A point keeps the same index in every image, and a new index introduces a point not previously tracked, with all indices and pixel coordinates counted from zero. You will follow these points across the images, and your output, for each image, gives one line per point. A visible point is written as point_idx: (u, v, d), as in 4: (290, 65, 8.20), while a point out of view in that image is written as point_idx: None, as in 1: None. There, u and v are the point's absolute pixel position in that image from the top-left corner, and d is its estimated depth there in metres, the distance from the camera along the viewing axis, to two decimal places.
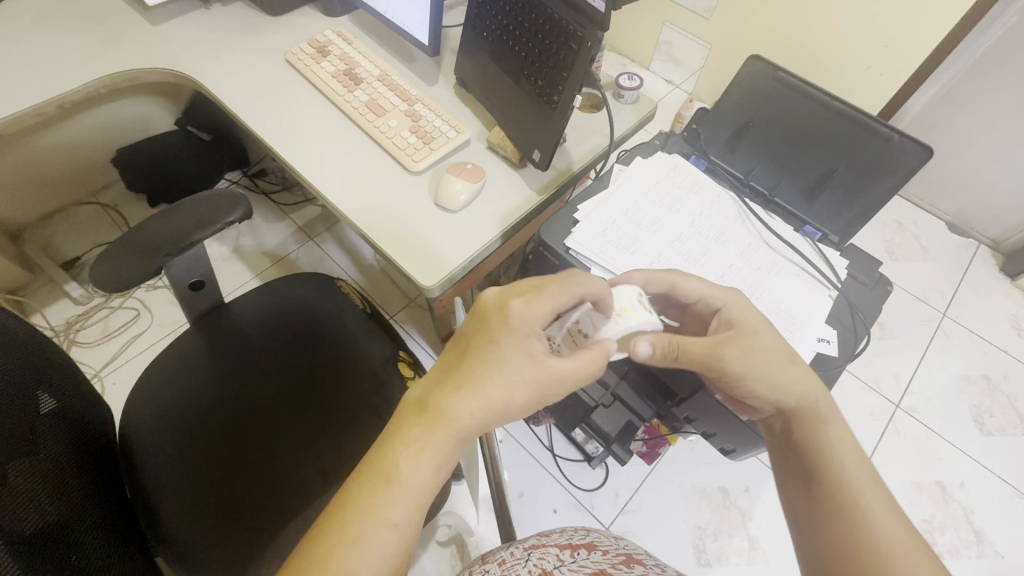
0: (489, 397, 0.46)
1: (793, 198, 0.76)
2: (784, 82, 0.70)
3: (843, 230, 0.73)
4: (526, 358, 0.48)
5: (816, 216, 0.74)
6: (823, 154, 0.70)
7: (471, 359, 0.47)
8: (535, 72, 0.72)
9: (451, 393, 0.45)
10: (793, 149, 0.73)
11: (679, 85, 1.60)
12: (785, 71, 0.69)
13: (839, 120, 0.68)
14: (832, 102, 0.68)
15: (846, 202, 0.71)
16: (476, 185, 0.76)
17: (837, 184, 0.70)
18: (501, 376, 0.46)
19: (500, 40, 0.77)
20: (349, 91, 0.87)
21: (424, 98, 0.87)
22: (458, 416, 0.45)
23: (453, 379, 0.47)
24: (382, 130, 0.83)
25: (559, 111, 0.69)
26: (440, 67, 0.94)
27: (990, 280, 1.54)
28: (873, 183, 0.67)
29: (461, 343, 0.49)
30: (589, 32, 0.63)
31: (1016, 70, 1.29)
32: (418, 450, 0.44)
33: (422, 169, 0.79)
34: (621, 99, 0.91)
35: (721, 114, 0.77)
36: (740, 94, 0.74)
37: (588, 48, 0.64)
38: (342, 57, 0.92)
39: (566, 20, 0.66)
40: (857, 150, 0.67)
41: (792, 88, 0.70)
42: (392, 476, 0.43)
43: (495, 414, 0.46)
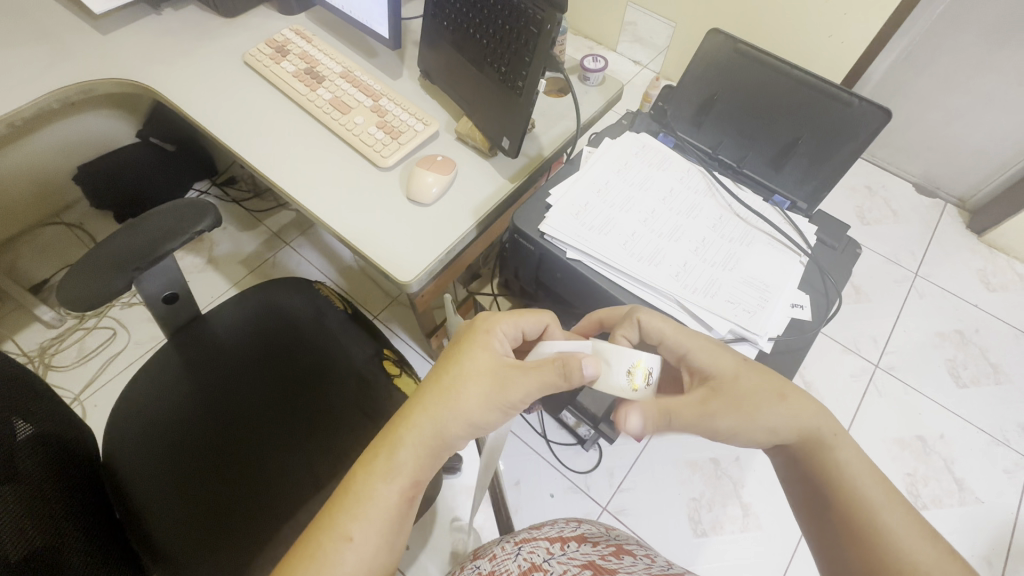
0: (446, 408, 0.47)
1: (761, 168, 0.76)
2: (744, 53, 0.71)
3: (811, 197, 0.73)
4: (487, 370, 0.48)
5: (784, 184, 0.75)
6: (787, 123, 0.70)
7: (436, 367, 0.50)
8: (497, 58, 0.71)
9: (413, 401, 0.48)
10: (758, 120, 0.73)
11: (646, 65, 1.64)
12: (744, 43, 0.70)
13: (801, 88, 0.68)
14: (793, 71, 0.68)
15: (812, 168, 0.71)
16: (447, 177, 0.76)
17: (802, 151, 0.71)
18: (458, 387, 0.47)
19: (461, 28, 0.76)
20: (312, 90, 0.86)
21: (389, 92, 0.86)
22: (414, 425, 0.47)
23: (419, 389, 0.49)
24: (348, 128, 0.82)
25: (525, 97, 0.68)
26: (404, 61, 0.93)
27: (958, 238, 1.59)
28: (836, 150, 0.68)
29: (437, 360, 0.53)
30: (548, 14, 0.62)
31: (971, 30, 1.33)
32: (372, 459, 0.46)
33: (392, 164, 0.78)
34: (587, 82, 0.91)
35: (685, 89, 0.77)
36: (703, 69, 0.74)
37: (550, 32, 0.62)
38: (302, 56, 0.90)
39: (524, 4, 0.65)
40: (818, 117, 0.68)
41: (752, 61, 0.71)
42: (346, 488, 0.45)
43: (456, 428, 0.47)
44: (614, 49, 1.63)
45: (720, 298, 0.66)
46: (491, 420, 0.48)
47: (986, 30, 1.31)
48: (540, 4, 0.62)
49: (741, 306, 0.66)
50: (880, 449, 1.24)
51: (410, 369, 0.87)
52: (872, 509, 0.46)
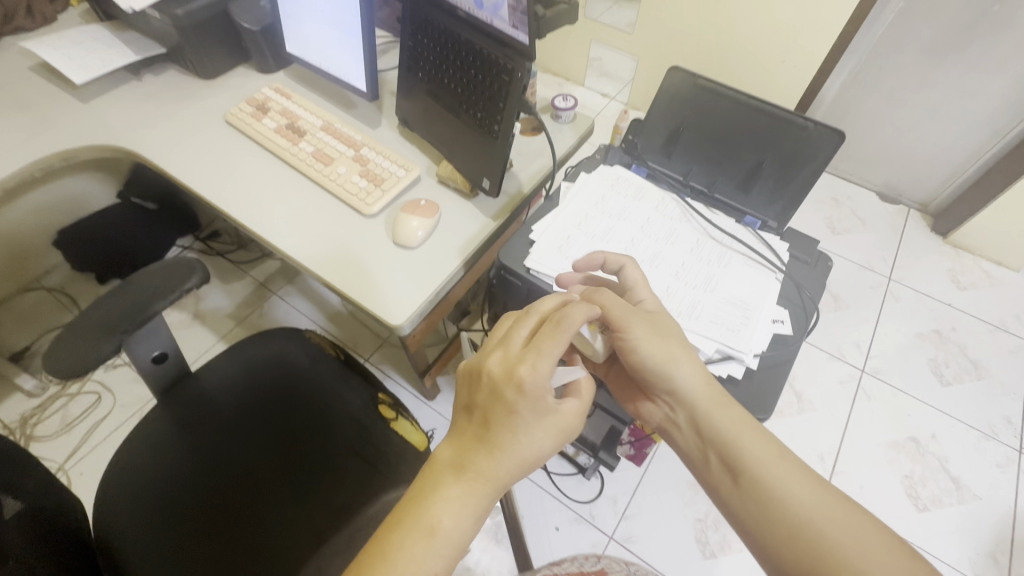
0: (498, 438, 0.49)
1: (730, 192, 0.79)
2: (704, 87, 0.75)
3: (780, 216, 0.76)
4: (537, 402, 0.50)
5: (754, 206, 0.78)
6: (750, 148, 0.74)
7: (496, 428, 0.49)
8: (472, 105, 0.74)
9: (488, 458, 0.48)
10: (723, 148, 0.77)
11: (614, 97, 1.89)
12: (703, 78, 0.75)
13: (760, 116, 0.72)
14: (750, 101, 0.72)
15: (777, 189, 0.75)
16: (431, 221, 0.78)
17: (767, 174, 0.74)
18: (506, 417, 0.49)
19: (435, 79, 0.79)
20: (294, 144, 0.88)
21: (370, 141, 0.89)
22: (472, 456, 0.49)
23: (487, 446, 0.49)
24: (332, 178, 0.84)
25: (502, 141, 0.71)
26: (382, 110, 0.96)
27: (924, 241, 1.66)
28: (798, 170, 0.72)
29: (482, 412, 0.50)
30: (518, 63, 0.65)
31: (910, 50, 1.43)
32: (459, 508, 0.47)
33: (376, 211, 0.80)
34: (559, 119, 0.95)
35: (652, 122, 0.81)
36: (667, 103, 0.78)
37: (521, 80, 0.66)
38: (283, 112, 0.93)
39: (493, 54, 0.68)
40: (779, 142, 0.72)
41: (711, 93, 0.75)
42: (433, 530, 0.46)
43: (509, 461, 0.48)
44: (582, 84, 1.91)
45: (703, 320, 0.68)
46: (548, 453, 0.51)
47: (924, 49, 1.41)
48: (509, 55, 0.66)
49: (724, 326, 0.68)
50: (875, 453, 1.25)
51: (406, 413, 0.86)
52: (762, 473, 0.53)
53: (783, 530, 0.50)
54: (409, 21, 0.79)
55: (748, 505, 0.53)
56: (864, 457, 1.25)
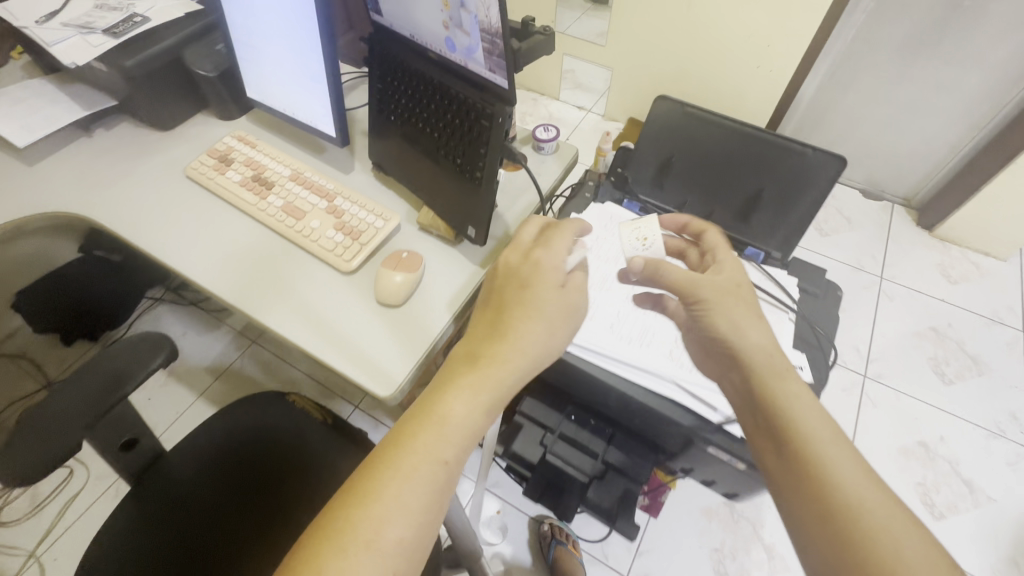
0: (509, 327, 0.50)
1: (728, 223, 0.75)
2: (694, 115, 0.72)
3: (783, 243, 0.72)
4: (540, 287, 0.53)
5: (754, 235, 0.74)
6: (748, 175, 0.71)
7: (511, 309, 0.51)
8: (451, 150, 0.69)
9: (499, 340, 0.49)
10: (719, 177, 0.73)
11: (591, 109, 1.87)
12: (692, 106, 0.72)
13: (755, 142, 0.70)
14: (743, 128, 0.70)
15: (778, 217, 0.72)
16: (415, 274, 0.73)
17: (767, 203, 0.71)
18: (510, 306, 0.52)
19: (408, 123, 0.74)
20: (261, 198, 0.82)
21: (343, 190, 0.83)
22: (478, 344, 0.50)
23: (499, 330, 0.50)
24: (305, 234, 0.78)
25: (486, 187, 0.66)
26: (354, 153, 0.91)
27: (911, 235, 1.65)
28: (798, 196, 0.70)
29: (497, 299, 0.52)
30: (497, 108, 0.60)
31: (884, 49, 1.43)
32: (472, 393, 0.46)
33: (356, 267, 0.75)
34: (541, 151, 0.90)
35: (642, 153, 0.77)
36: (656, 132, 0.75)
37: (502, 126, 0.61)
38: (248, 162, 0.87)
39: (471, 99, 0.63)
40: (776, 168, 0.70)
41: (703, 120, 0.72)
42: (443, 413, 0.45)
43: (521, 345, 0.49)
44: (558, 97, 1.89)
45: None
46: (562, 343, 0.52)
47: (898, 47, 1.41)
48: (487, 99, 0.61)
49: None
50: (886, 462, 1.23)
51: None
52: (816, 446, 0.45)
53: (819, 507, 0.43)
54: (376, 63, 0.74)
55: (789, 475, 0.46)
56: (875, 467, 1.22)
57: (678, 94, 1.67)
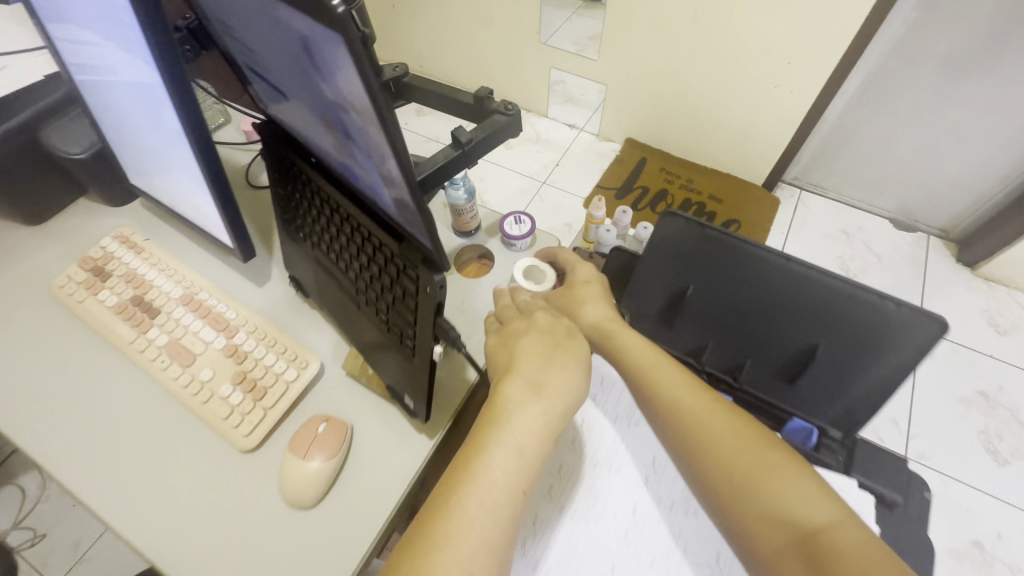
0: (541, 372, 0.45)
1: (766, 386, 0.56)
2: (716, 240, 0.52)
3: (839, 421, 0.53)
4: (561, 332, 0.49)
5: (802, 403, 0.54)
6: (795, 328, 0.51)
7: (563, 351, 0.47)
8: (372, 299, 0.48)
9: (554, 372, 0.45)
10: (753, 322, 0.53)
11: (583, 128, 1.63)
12: (713, 228, 0.51)
13: (807, 285, 0.49)
14: (790, 265, 0.49)
15: (838, 387, 0.51)
16: (335, 459, 0.53)
17: (821, 365, 0.51)
18: (534, 354, 0.46)
19: (318, 247, 0.54)
20: (140, 332, 0.62)
21: (249, 318, 0.63)
22: (512, 390, 0.44)
23: (549, 361, 0.46)
24: (191, 390, 0.58)
25: (420, 360, 0.46)
26: (273, 255, 0.70)
27: (950, 275, 1.44)
28: (871, 363, 0.49)
29: (544, 337, 0.48)
30: (420, 270, 0.39)
31: (928, 65, 1.21)
32: (534, 421, 0.42)
33: (257, 442, 0.55)
34: (513, 249, 0.70)
35: (649, 285, 0.57)
36: (664, 261, 0.55)
37: (432, 298, 0.39)
38: (128, 277, 0.66)
39: (386, 244, 0.42)
40: (838, 323, 0.49)
41: (733, 246, 0.51)
42: (513, 443, 0.41)
43: (559, 390, 0.44)
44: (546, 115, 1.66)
45: None
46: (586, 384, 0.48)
47: (943, 64, 1.19)
48: (406, 254, 0.40)
49: None
50: None
51: None
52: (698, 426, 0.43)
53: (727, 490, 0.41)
54: (271, 166, 0.54)
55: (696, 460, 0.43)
56: None
57: (683, 115, 1.45)
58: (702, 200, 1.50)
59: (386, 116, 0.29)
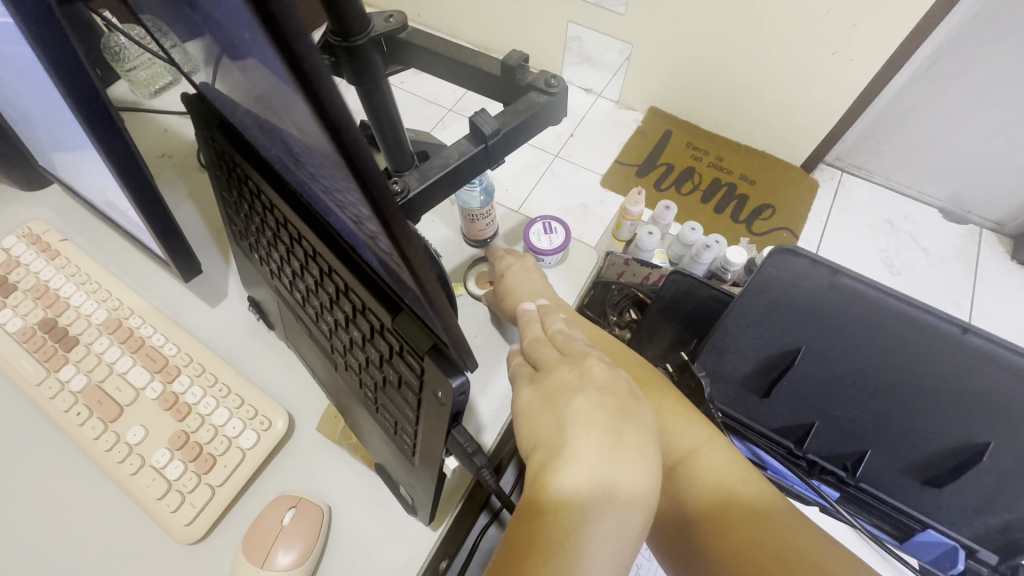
0: (609, 468, 0.28)
1: (893, 484, 0.47)
2: (847, 291, 0.39)
3: (982, 535, 0.45)
4: (624, 387, 0.32)
5: (934, 507, 0.46)
6: (946, 414, 0.40)
7: (631, 424, 0.30)
8: (352, 367, 0.34)
9: (625, 466, 0.29)
10: (884, 397, 0.42)
11: (601, 93, 1.38)
12: (850, 275, 0.38)
13: (976, 364, 0.37)
14: (965, 336, 0.36)
15: (988, 498, 0.42)
16: (304, 564, 0.39)
17: (976, 466, 0.41)
18: (594, 433, 0.29)
19: (278, 278, 0.39)
20: (50, 371, 0.47)
21: (194, 355, 0.48)
22: (567, 499, 0.27)
23: (612, 435, 0.29)
24: (116, 459, 0.44)
25: (422, 464, 0.32)
26: (229, 265, 0.55)
27: (1004, 275, 1.26)
28: None
29: (604, 398, 0.31)
30: (423, 363, 0.24)
31: (1017, 35, 1.01)
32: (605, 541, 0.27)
33: (203, 532, 0.41)
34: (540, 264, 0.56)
35: (741, 338, 0.47)
36: (765, 309, 0.43)
37: (441, 404, 0.25)
38: (35, 293, 0.51)
39: (368, 309, 0.27)
40: (1014, 418, 0.37)
41: (862, 303, 0.39)
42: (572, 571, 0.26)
43: (636, 494, 0.28)
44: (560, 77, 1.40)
45: None
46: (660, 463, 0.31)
47: None
48: (399, 333, 0.25)
49: None
50: None
51: None
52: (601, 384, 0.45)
53: None
54: (212, 161, 0.38)
55: None
56: None
57: (717, 84, 1.24)
58: (734, 181, 1.30)
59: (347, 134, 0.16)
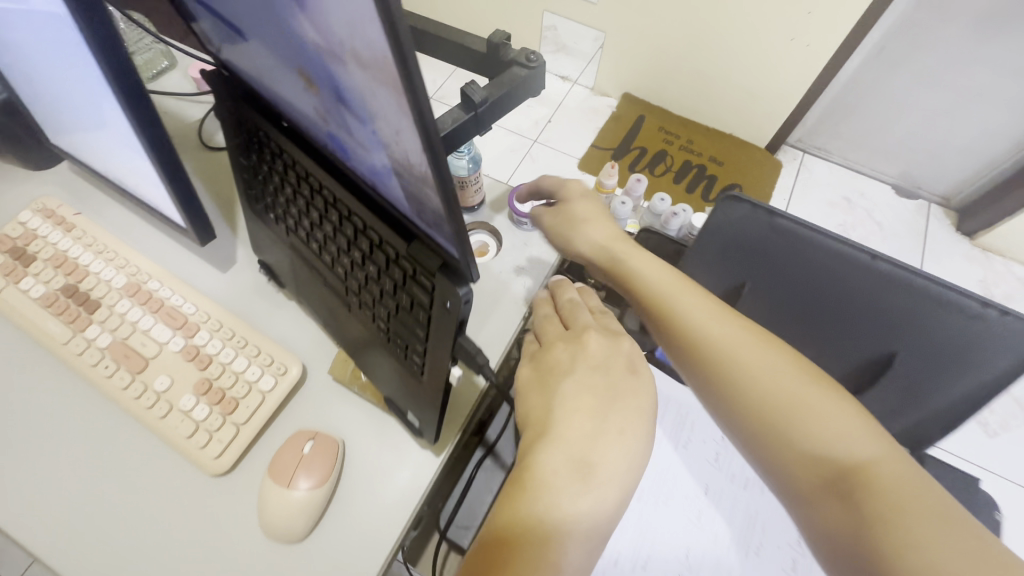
0: (592, 446, 0.35)
1: None
2: (784, 230, 0.46)
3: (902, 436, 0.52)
4: (616, 370, 0.38)
5: None
6: (866, 330, 0.46)
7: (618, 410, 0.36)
8: (367, 303, 0.39)
9: (607, 443, 0.35)
10: (821, 322, 0.49)
11: (577, 81, 1.44)
12: (785, 217, 0.46)
13: (888, 286, 0.44)
14: (875, 263, 0.44)
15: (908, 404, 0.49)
16: (324, 486, 0.45)
17: (895, 376, 0.47)
18: (582, 416, 0.36)
19: (294, 230, 0.44)
20: (76, 331, 0.51)
21: (211, 313, 0.52)
22: (553, 471, 0.33)
23: (598, 419, 0.36)
24: (146, 405, 0.48)
25: (430, 380, 0.37)
26: (236, 234, 0.59)
27: (951, 246, 1.37)
28: (954, 378, 0.45)
29: (594, 383, 0.37)
30: (436, 278, 0.30)
31: (956, 21, 1.10)
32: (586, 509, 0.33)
33: (231, 465, 0.46)
34: (522, 226, 0.61)
35: (697, 281, 0.52)
36: (718, 250, 0.49)
37: (449, 313, 0.31)
38: (55, 262, 0.55)
39: (384, 240, 0.32)
40: (924, 331, 0.44)
41: (796, 239, 0.46)
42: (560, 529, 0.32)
43: (616, 468, 0.34)
44: None
45: None
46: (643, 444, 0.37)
47: (982, 14, 1.07)
48: (416, 257, 0.30)
49: None
50: None
51: None
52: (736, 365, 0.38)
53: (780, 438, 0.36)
54: (229, 126, 0.42)
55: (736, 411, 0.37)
56: None
57: (686, 70, 1.31)
58: (704, 162, 1.38)
59: (413, 78, 0.20)
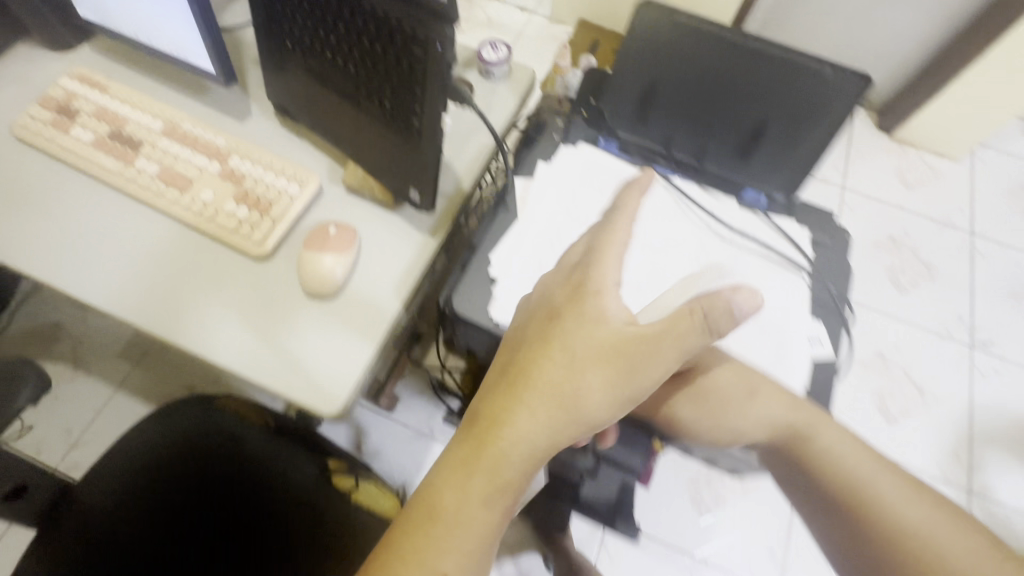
0: (534, 426, 0.36)
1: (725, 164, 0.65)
2: (685, 26, 0.59)
3: (786, 186, 0.64)
4: (599, 352, 0.37)
5: (751, 176, 0.65)
6: (746, 105, 0.61)
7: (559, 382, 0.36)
8: (374, 87, 0.51)
9: (540, 418, 0.36)
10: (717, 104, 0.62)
11: (534, 10, 1.55)
12: (686, 15, 0.58)
13: (759, 60, 0.58)
14: (748, 42, 0.58)
15: (782, 156, 0.62)
16: (348, 255, 0.58)
17: (771, 135, 0.61)
18: (535, 401, 0.36)
19: (309, 45, 0.55)
20: (127, 164, 0.62)
21: (239, 145, 0.64)
22: (489, 434, 0.36)
23: (547, 401, 0.36)
24: (197, 211, 0.60)
25: (426, 138, 0.50)
26: (249, 92, 0.70)
27: (872, 141, 1.54)
28: (811, 125, 0.59)
29: (561, 364, 0.36)
30: (429, 27, 0.43)
31: None
32: (503, 461, 0.35)
33: (272, 249, 0.59)
34: (491, 76, 0.73)
35: (623, 81, 0.64)
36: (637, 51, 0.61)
37: (440, 56, 0.44)
38: (99, 114, 0.65)
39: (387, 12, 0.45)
40: (784, 91, 0.58)
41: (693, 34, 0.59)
42: (471, 472, 0.36)
43: (544, 434, 0.36)
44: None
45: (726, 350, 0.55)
46: (591, 419, 0.36)
47: None
48: (416, 15, 0.43)
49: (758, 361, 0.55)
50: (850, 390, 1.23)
51: (366, 471, 0.71)
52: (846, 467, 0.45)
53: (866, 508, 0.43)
54: None
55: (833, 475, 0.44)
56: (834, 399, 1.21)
57: None
58: None
59: None
